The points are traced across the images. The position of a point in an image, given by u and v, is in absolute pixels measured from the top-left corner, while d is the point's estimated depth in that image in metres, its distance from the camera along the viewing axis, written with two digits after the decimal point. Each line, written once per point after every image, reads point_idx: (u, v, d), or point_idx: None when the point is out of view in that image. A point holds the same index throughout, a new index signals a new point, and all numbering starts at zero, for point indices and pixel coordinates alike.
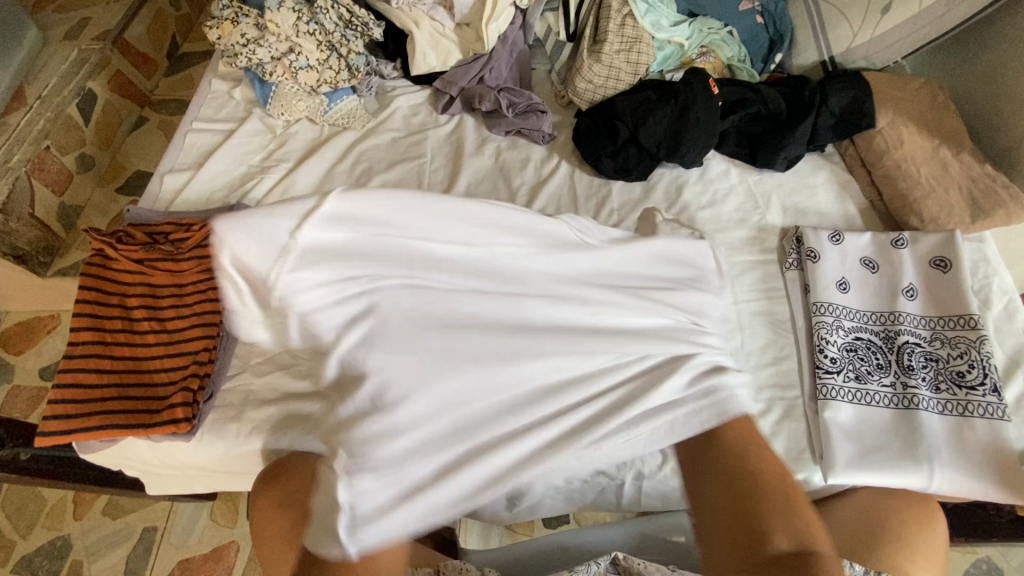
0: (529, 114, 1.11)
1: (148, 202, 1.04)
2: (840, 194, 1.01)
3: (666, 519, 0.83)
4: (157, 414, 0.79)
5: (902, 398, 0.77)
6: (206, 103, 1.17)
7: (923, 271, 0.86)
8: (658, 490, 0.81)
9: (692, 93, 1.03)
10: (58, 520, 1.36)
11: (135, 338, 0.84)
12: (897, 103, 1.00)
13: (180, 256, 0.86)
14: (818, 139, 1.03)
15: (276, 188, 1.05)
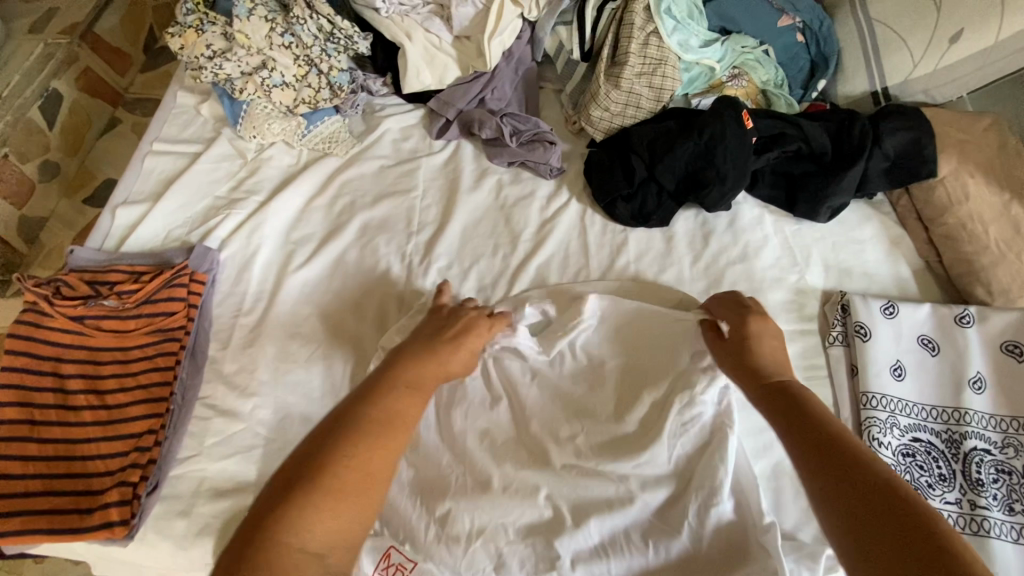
0: (536, 144, 0.97)
1: (97, 239, 0.91)
2: (892, 252, 0.87)
3: None
4: (87, 515, 0.67)
5: (969, 521, 0.65)
6: (170, 120, 1.04)
7: (994, 357, 0.74)
8: None
9: (722, 126, 0.89)
10: (13, 566, 1.26)
11: (68, 416, 0.72)
12: (962, 147, 0.87)
13: (126, 313, 0.78)
14: (868, 185, 0.89)
15: (244, 226, 0.91)
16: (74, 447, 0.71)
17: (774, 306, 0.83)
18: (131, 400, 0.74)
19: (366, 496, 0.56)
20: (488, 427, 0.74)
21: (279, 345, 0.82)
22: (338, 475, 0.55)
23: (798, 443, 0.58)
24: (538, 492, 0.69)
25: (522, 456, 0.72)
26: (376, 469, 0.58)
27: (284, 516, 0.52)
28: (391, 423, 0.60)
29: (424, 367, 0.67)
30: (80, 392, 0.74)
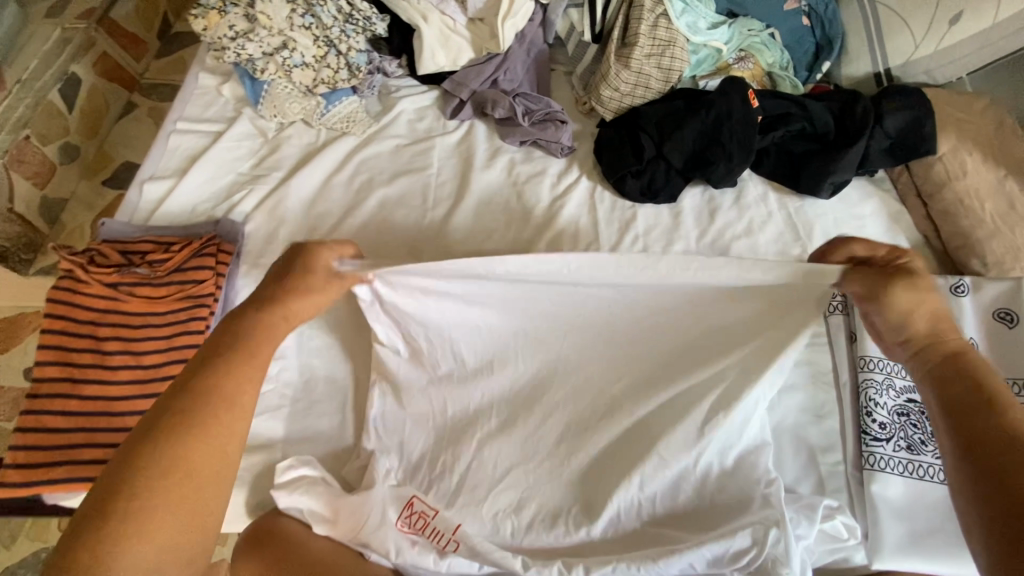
0: (548, 123, 1.01)
1: (126, 213, 0.95)
2: (891, 227, 0.91)
3: None
4: None
5: None
6: (192, 100, 1.07)
7: (987, 324, 0.77)
8: None
9: (728, 105, 0.92)
10: (41, 533, 1.31)
11: (106, 376, 0.76)
12: (961, 126, 0.90)
13: (157, 280, 0.82)
14: (869, 163, 0.92)
15: (267, 201, 0.95)
16: (114, 403, 0.75)
17: None
18: (166, 361, 0.79)
19: (198, 514, 0.50)
20: (500, 376, 0.76)
21: None
22: (149, 493, 0.48)
23: (959, 435, 0.51)
24: (548, 444, 0.73)
25: (530, 409, 0.75)
26: (201, 472, 0.51)
27: (97, 554, 0.46)
28: (219, 415, 0.53)
29: (263, 339, 0.60)
30: (117, 354, 0.77)
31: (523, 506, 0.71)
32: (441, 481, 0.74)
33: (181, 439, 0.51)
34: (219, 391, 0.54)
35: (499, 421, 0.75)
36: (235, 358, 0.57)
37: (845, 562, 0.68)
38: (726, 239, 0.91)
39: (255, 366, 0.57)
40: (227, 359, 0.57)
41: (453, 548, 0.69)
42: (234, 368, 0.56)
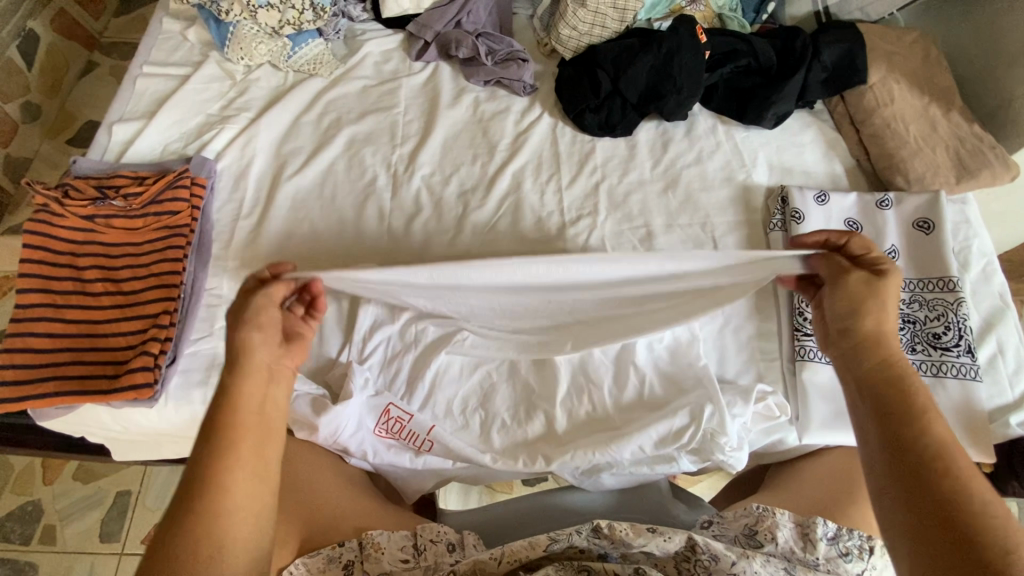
0: (510, 62, 1.05)
1: (96, 154, 0.96)
2: (828, 153, 0.98)
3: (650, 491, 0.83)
4: (116, 380, 0.74)
5: None
6: (157, 45, 1.08)
7: (906, 232, 0.85)
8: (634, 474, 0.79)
9: (678, 40, 0.97)
10: (27, 486, 1.33)
11: (88, 300, 0.79)
12: (889, 59, 0.97)
13: (134, 213, 0.84)
14: (808, 95, 0.99)
15: (238, 139, 0.97)
16: (98, 326, 0.78)
17: (723, 201, 0.93)
18: (145, 286, 0.81)
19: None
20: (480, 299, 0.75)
21: (277, 242, 0.90)
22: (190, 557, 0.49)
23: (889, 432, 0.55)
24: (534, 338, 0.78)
25: (507, 300, 0.74)
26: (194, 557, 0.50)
27: None
28: (219, 485, 0.52)
29: (241, 410, 0.56)
30: (97, 281, 0.80)
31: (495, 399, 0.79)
32: (415, 385, 0.80)
33: (205, 510, 0.51)
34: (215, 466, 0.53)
35: (461, 295, 0.72)
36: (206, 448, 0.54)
37: (781, 442, 0.80)
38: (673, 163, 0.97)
39: (231, 442, 0.55)
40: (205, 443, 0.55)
41: (430, 447, 0.77)
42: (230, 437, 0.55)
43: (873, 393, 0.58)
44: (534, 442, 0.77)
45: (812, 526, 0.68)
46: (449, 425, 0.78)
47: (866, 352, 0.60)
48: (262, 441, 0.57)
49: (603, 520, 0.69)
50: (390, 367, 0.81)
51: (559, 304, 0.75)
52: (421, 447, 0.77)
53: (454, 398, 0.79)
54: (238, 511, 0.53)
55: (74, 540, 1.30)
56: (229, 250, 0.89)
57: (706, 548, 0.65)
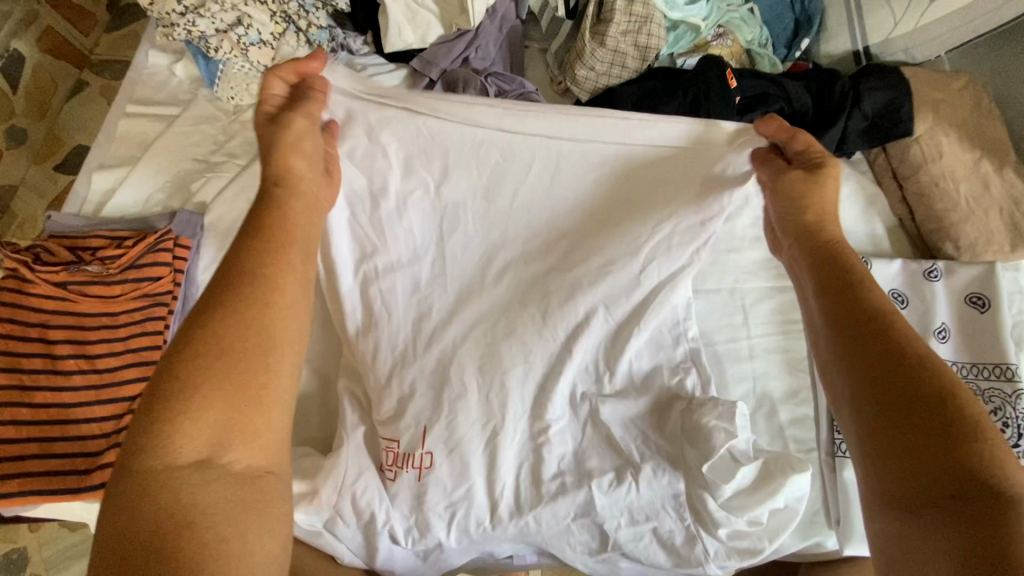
0: (521, 104, 0.97)
1: (74, 205, 0.89)
2: (867, 210, 0.90)
3: None
4: (87, 477, 0.69)
5: None
6: (142, 81, 1.00)
7: (958, 308, 0.78)
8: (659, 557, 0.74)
9: (706, 85, 0.89)
10: (10, 534, 1.27)
11: (57, 380, 0.72)
12: (936, 107, 0.88)
13: (110, 278, 0.77)
14: (846, 145, 0.91)
15: (226, 189, 0.90)
16: (69, 410, 0.71)
17: (754, 265, 0.84)
18: (122, 364, 0.74)
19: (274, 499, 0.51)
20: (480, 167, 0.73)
21: None
22: (204, 377, 0.50)
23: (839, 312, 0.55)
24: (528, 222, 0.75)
25: (486, 150, 0.73)
26: (242, 426, 0.50)
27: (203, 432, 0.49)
28: (258, 301, 0.54)
29: (291, 239, 0.59)
30: (68, 357, 0.73)
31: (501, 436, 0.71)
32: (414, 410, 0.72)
33: (232, 318, 0.53)
34: (241, 267, 0.55)
35: (457, 142, 0.72)
36: (228, 315, 0.53)
37: (818, 546, 0.73)
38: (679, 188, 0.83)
39: (268, 303, 0.54)
40: (225, 312, 0.53)
41: (429, 465, 0.71)
42: (261, 250, 0.56)
43: (824, 283, 0.58)
44: (547, 521, 0.71)
45: None
46: (447, 442, 0.72)
47: (816, 239, 0.61)
48: (300, 252, 0.59)
49: None
50: (378, 361, 0.74)
51: (560, 162, 0.72)
52: (417, 480, 0.71)
53: (445, 389, 0.73)
54: (274, 325, 0.54)
55: None
56: None
57: None
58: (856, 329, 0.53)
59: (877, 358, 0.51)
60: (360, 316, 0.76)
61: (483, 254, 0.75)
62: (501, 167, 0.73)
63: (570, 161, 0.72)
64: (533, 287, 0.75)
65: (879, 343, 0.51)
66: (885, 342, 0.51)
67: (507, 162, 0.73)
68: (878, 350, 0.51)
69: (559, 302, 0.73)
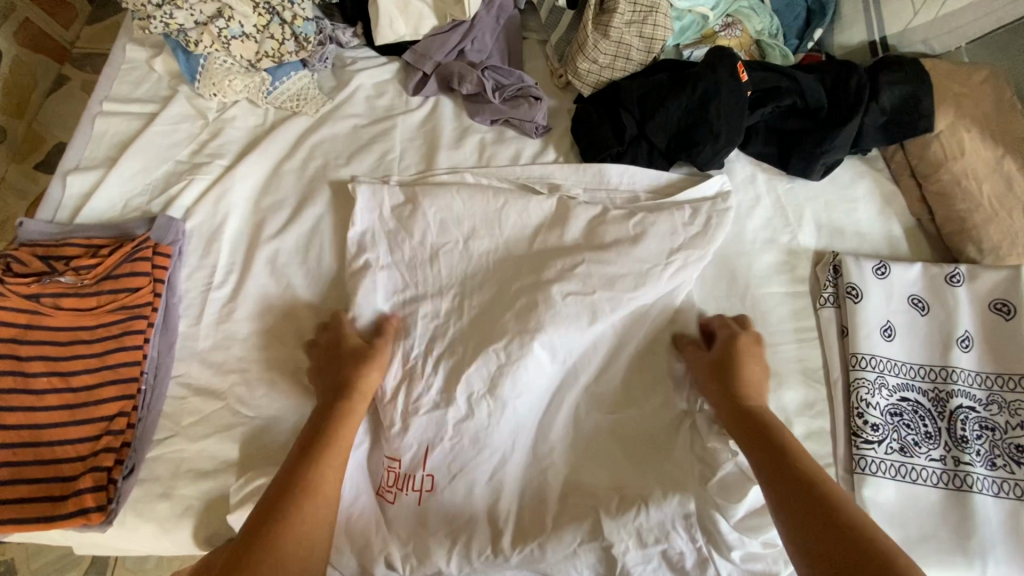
0: (520, 100, 0.92)
1: (48, 211, 0.85)
2: (884, 210, 0.86)
3: None
4: (60, 503, 0.64)
5: (953, 477, 0.66)
6: (119, 77, 0.95)
7: (981, 315, 0.74)
8: None
9: (715, 79, 0.84)
10: None
11: (28, 400, 0.68)
12: (958, 102, 0.84)
13: (85, 291, 0.73)
14: (862, 142, 0.86)
15: (210, 193, 0.85)
16: (41, 432, 0.67)
17: (767, 269, 0.81)
18: (99, 381, 0.70)
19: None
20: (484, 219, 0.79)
21: (254, 318, 0.79)
22: (272, 551, 0.56)
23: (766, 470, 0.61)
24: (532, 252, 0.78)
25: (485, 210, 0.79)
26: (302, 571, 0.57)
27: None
28: (312, 487, 0.61)
29: (345, 424, 0.67)
30: (41, 376, 0.69)
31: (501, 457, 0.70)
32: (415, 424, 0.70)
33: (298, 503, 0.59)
34: (304, 472, 0.62)
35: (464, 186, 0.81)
36: (296, 514, 0.59)
37: None
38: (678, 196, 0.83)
39: (336, 454, 0.65)
40: (314, 462, 0.63)
41: (430, 489, 0.69)
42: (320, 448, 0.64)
43: (754, 447, 0.64)
44: (553, 550, 0.67)
45: None
46: (455, 459, 0.70)
47: (713, 356, 0.72)
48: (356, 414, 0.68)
49: None
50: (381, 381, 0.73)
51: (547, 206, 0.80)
52: (417, 503, 0.69)
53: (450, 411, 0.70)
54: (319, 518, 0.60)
55: None
56: (198, 328, 0.77)
57: None
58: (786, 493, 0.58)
59: (810, 524, 0.55)
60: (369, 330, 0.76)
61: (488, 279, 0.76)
62: (507, 217, 0.79)
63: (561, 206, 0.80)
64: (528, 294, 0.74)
65: (817, 508, 0.55)
66: (817, 511, 0.55)
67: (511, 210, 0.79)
68: (809, 513, 0.55)
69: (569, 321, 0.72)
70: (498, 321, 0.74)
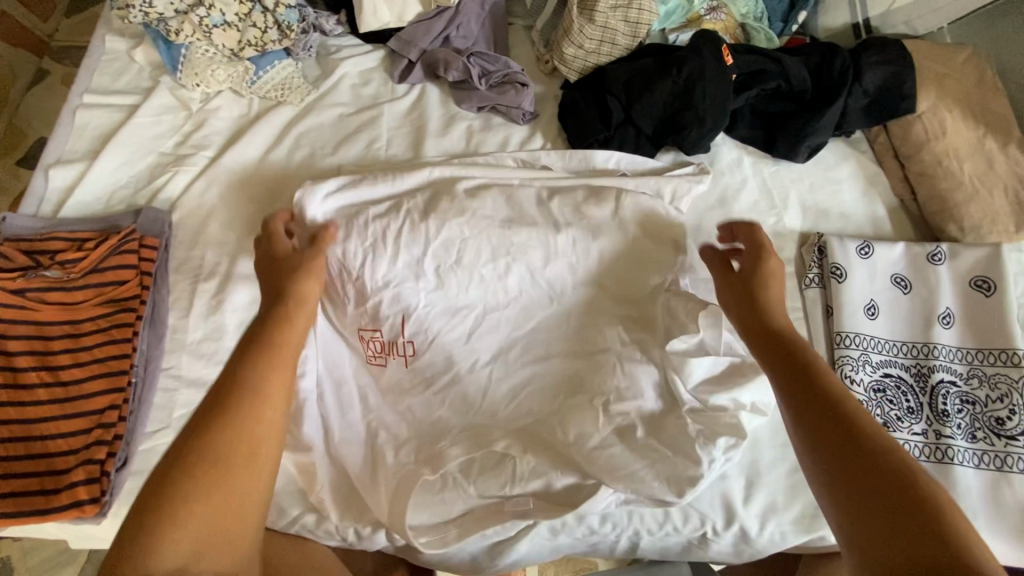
0: (506, 86, 0.92)
1: (30, 205, 0.83)
2: (868, 191, 0.87)
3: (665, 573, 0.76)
4: (53, 497, 0.64)
5: (935, 450, 0.67)
6: (100, 69, 0.94)
7: (962, 292, 0.75)
8: (657, 547, 0.72)
9: (701, 62, 0.85)
10: None
11: (19, 396, 0.67)
12: (939, 82, 0.85)
13: (71, 284, 0.72)
14: (846, 124, 0.87)
15: (195, 185, 0.84)
16: (31, 427, 0.66)
17: None
18: (87, 375, 0.69)
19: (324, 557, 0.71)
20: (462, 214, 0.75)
21: (243, 309, 0.78)
22: (185, 507, 0.47)
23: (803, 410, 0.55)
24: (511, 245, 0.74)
25: (467, 205, 0.76)
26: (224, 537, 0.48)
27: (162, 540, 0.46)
28: (260, 400, 0.53)
29: (291, 334, 0.60)
30: (31, 371, 0.69)
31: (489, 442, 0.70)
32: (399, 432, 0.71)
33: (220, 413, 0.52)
34: (246, 380, 0.54)
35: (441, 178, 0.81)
36: (228, 433, 0.51)
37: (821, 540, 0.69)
38: (668, 175, 0.84)
39: (285, 360, 0.57)
40: (258, 367, 0.55)
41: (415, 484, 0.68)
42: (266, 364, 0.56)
43: (787, 380, 0.58)
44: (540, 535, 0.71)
45: None
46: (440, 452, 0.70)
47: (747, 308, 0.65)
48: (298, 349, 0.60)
49: None
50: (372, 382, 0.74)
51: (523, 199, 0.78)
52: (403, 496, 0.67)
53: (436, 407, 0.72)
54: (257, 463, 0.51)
55: None
56: (187, 321, 0.77)
57: None
58: (822, 436, 0.53)
59: (850, 470, 0.50)
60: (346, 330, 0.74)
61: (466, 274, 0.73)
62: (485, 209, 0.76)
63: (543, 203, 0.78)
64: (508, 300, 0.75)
65: (857, 459, 0.50)
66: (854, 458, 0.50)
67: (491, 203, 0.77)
68: (852, 463, 0.50)
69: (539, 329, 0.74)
70: (480, 333, 0.74)
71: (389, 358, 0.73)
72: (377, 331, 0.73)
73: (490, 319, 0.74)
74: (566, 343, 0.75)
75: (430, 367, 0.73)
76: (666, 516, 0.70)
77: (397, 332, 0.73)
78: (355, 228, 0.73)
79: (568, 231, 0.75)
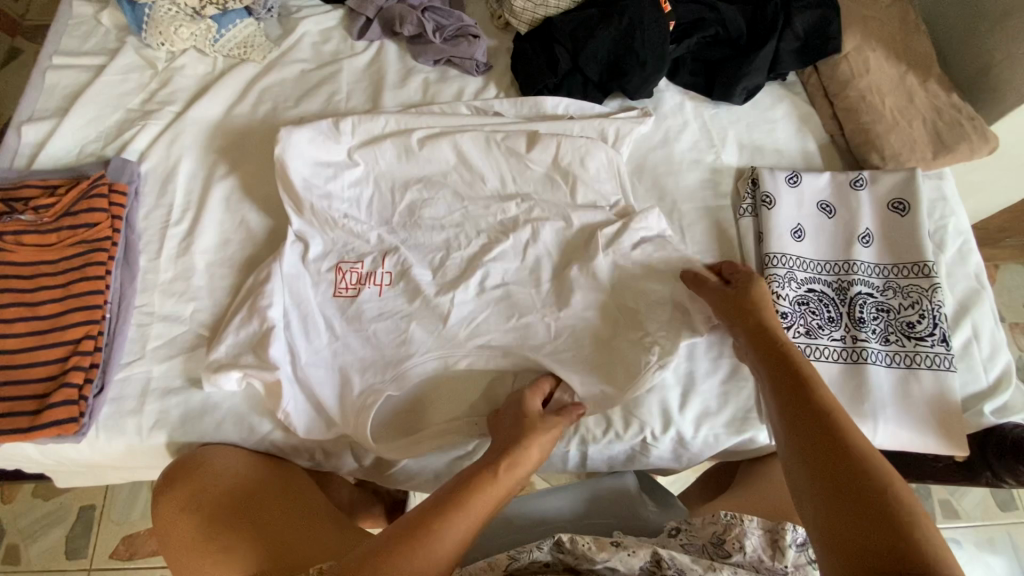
0: (460, 39, 0.96)
1: (4, 160, 0.87)
2: (800, 129, 0.92)
3: (610, 480, 0.81)
4: (35, 418, 0.68)
5: (851, 352, 0.74)
6: (67, 32, 0.97)
7: (881, 213, 0.81)
8: (603, 456, 0.78)
9: (640, 10, 0.90)
10: None
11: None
12: (865, 24, 0.91)
13: (45, 227, 0.76)
14: (779, 66, 0.92)
15: (163, 137, 0.88)
16: (13, 356, 0.71)
17: (691, 186, 0.88)
18: (63, 310, 0.73)
19: (302, 482, 0.75)
20: (425, 159, 0.85)
21: (212, 252, 0.83)
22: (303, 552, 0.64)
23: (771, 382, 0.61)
24: (475, 189, 0.85)
25: (428, 151, 0.85)
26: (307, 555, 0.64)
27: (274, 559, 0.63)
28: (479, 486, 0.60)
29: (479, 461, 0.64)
30: (8, 306, 0.72)
31: (455, 363, 0.76)
32: (364, 354, 0.76)
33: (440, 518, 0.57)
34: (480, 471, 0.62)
35: (405, 127, 0.87)
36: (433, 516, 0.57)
37: (752, 441, 0.76)
38: (612, 117, 0.89)
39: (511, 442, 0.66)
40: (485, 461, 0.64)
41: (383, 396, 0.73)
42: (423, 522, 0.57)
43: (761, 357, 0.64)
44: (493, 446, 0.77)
45: (781, 532, 0.65)
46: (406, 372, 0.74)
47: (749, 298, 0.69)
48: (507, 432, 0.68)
49: (565, 534, 0.64)
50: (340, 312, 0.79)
51: (472, 143, 0.85)
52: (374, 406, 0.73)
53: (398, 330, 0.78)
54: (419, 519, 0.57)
55: (39, 559, 1.23)
56: (158, 262, 0.81)
57: (672, 562, 0.62)
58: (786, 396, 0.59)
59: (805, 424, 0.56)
60: (324, 263, 0.81)
61: (435, 218, 0.83)
62: (444, 152, 0.84)
63: (495, 146, 0.85)
64: (472, 236, 0.82)
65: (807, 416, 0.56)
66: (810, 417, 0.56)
67: (444, 146, 0.85)
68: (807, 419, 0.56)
69: (500, 258, 0.80)
70: (446, 270, 0.80)
71: (363, 287, 0.79)
72: (357, 264, 0.81)
73: (452, 251, 0.81)
74: (523, 273, 0.79)
75: (396, 298, 0.79)
76: (609, 424, 0.76)
77: (377, 263, 0.81)
78: (333, 178, 0.84)
79: (523, 175, 0.84)
